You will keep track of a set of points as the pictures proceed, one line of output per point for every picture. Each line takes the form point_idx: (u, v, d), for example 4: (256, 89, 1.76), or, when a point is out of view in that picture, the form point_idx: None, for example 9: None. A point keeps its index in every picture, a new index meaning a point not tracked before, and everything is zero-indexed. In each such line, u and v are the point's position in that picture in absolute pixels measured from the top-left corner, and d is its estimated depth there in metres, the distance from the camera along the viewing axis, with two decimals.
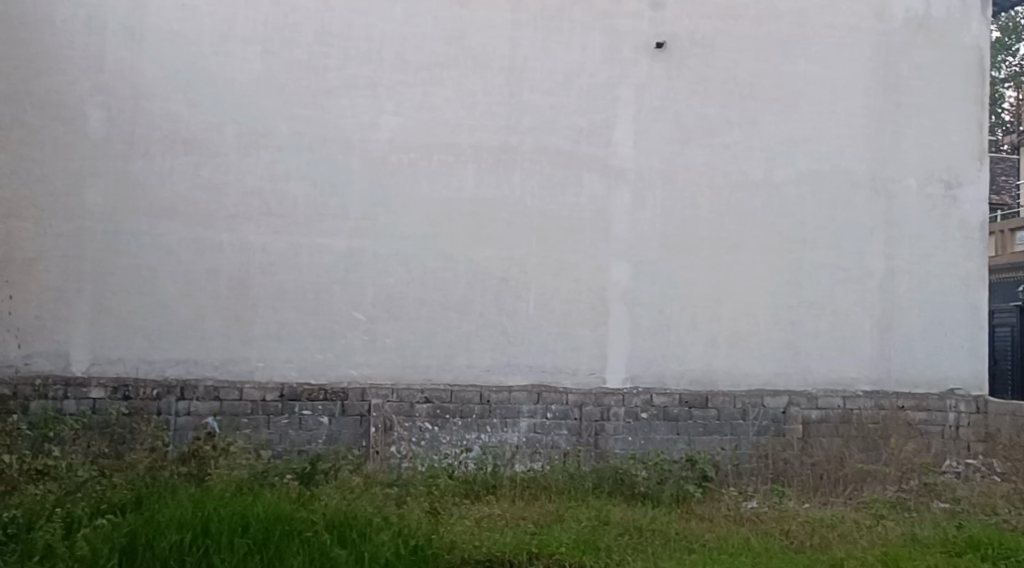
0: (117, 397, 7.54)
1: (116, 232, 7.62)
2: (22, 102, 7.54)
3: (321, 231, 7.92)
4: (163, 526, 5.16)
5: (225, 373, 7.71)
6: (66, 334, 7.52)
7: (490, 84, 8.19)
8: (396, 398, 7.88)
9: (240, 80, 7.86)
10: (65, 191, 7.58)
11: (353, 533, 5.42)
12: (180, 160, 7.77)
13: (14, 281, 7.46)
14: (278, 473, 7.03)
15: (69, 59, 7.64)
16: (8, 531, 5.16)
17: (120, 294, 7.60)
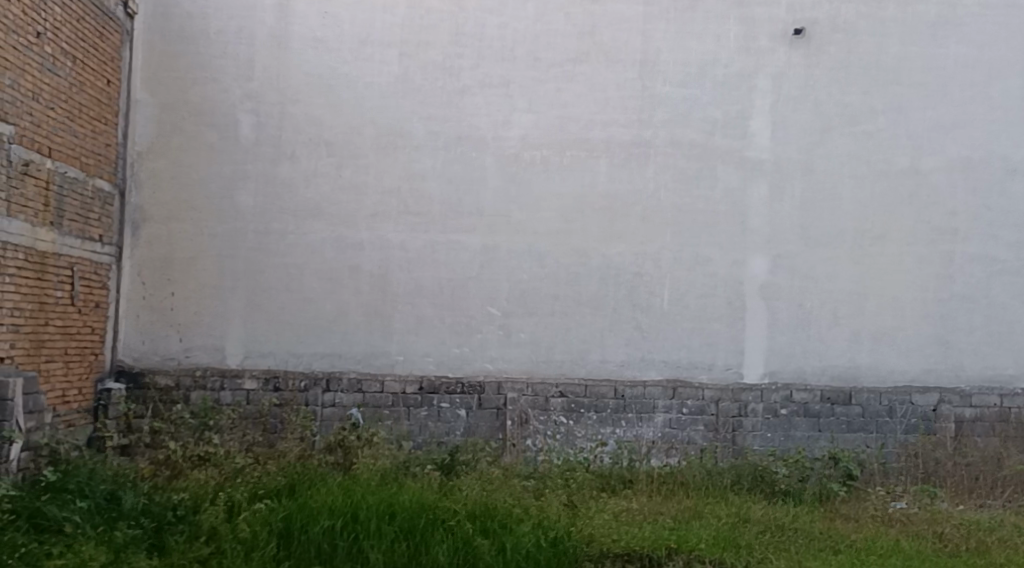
0: (268, 388, 7.89)
1: (266, 233, 8.02)
2: (181, 111, 8.03)
3: (458, 228, 8.09)
4: (316, 512, 5.40)
5: (367, 366, 7.99)
6: (221, 329, 7.96)
7: (622, 78, 8.17)
8: (531, 392, 7.96)
9: (378, 83, 8.11)
10: (220, 194, 8.02)
11: (495, 524, 5.54)
12: (324, 162, 8.08)
13: (175, 279, 7.97)
14: (419, 464, 7.24)
15: (222, 69, 8.06)
16: (176, 512, 5.48)
17: (270, 291, 7.99)
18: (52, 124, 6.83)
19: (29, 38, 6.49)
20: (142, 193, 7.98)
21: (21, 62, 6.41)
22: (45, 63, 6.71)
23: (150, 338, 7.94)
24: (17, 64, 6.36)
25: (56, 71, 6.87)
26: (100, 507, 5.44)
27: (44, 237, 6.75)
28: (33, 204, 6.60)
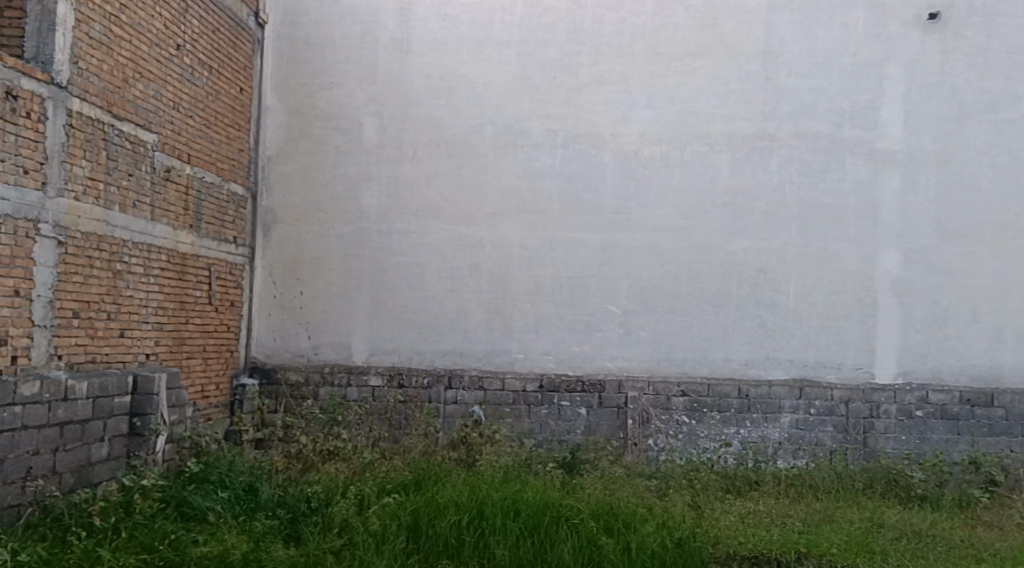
0: (393, 385, 8.04)
1: (389, 232, 8.19)
2: (308, 116, 8.31)
3: (577, 226, 8.08)
4: (443, 507, 5.48)
5: (488, 364, 8.07)
6: (347, 327, 8.18)
7: (745, 71, 7.99)
8: (652, 391, 7.87)
9: (497, 83, 8.18)
10: (345, 195, 8.25)
11: (619, 523, 5.51)
12: (444, 163, 8.19)
13: (304, 279, 8.25)
14: (541, 462, 7.27)
15: (346, 73, 8.29)
16: (310, 504, 5.66)
17: (394, 290, 8.16)
18: (191, 132, 7.15)
19: (170, 50, 6.81)
20: (273, 195, 8.30)
21: (163, 73, 6.73)
22: (185, 73, 7.03)
23: (281, 335, 8.24)
24: (159, 75, 6.68)
25: (194, 81, 7.18)
26: (240, 497, 5.67)
27: (185, 239, 7.08)
28: (174, 208, 6.93)
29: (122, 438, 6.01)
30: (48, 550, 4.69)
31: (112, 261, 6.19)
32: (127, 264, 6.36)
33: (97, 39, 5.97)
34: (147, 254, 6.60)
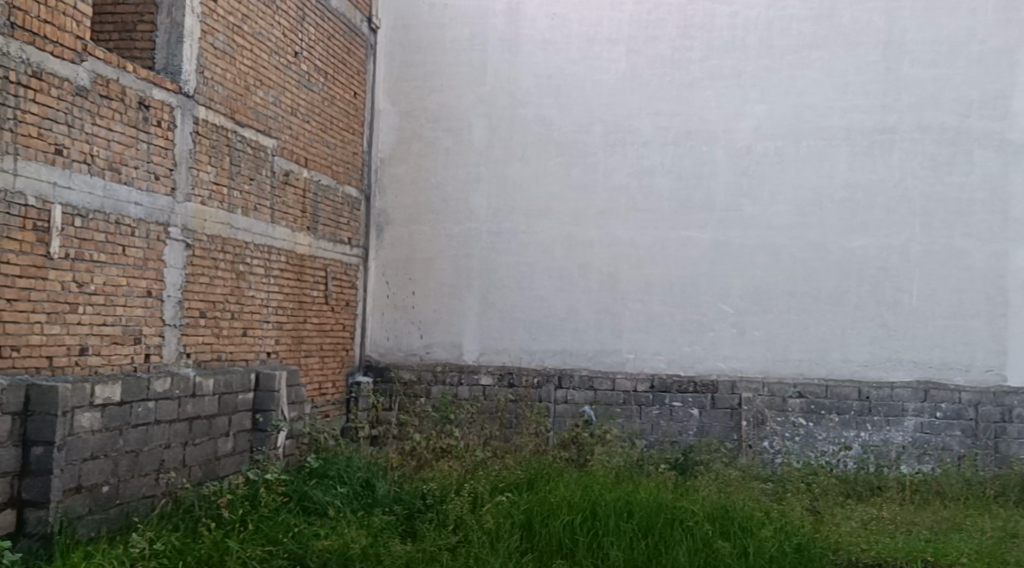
0: (503, 384, 8.09)
1: (498, 232, 8.25)
2: (420, 118, 8.46)
3: (688, 224, 7.95)
4: (556, 506, 5.47)
5: (598, 364, 8.03)
6: (458, 326, 8.28)
7: (864, 62, 7.73)
8: (767, 392, 7.68)
9: (606, 81, 8.13)
10: (455, 196, 8.35)
11: (736, 527, 5.40)
12: (553, 162, 8.19)
13: (416, 279, 8.39)
14: (653, 463, 7.18)
15: (457, 75, 8.40)
16: (426, 501, 5.73)
17: (504, 289, 8.22)
18: (308, 136, 7.36)
19: (288, 57, 7.02)
20: (386, 197, 8.48)
21: (282, 80, 6.95)
22: (302, 79, 7.23)
23: (394, 335, 8.40)
24: (278, 82, 6.89)
25: (311, 87, 7.39)
26: (357, 493, 5.81)
27: (302, 241, 7.29)
28: (293, 211, 7.14)
29: (246, 433, 6.24)
30: (180, 539, 4.79)
31: (235, 263, 6.42)
32: (249, 266, 6.59)
33: (221, 49, 6.19)
34: (268, 256, 6.83)
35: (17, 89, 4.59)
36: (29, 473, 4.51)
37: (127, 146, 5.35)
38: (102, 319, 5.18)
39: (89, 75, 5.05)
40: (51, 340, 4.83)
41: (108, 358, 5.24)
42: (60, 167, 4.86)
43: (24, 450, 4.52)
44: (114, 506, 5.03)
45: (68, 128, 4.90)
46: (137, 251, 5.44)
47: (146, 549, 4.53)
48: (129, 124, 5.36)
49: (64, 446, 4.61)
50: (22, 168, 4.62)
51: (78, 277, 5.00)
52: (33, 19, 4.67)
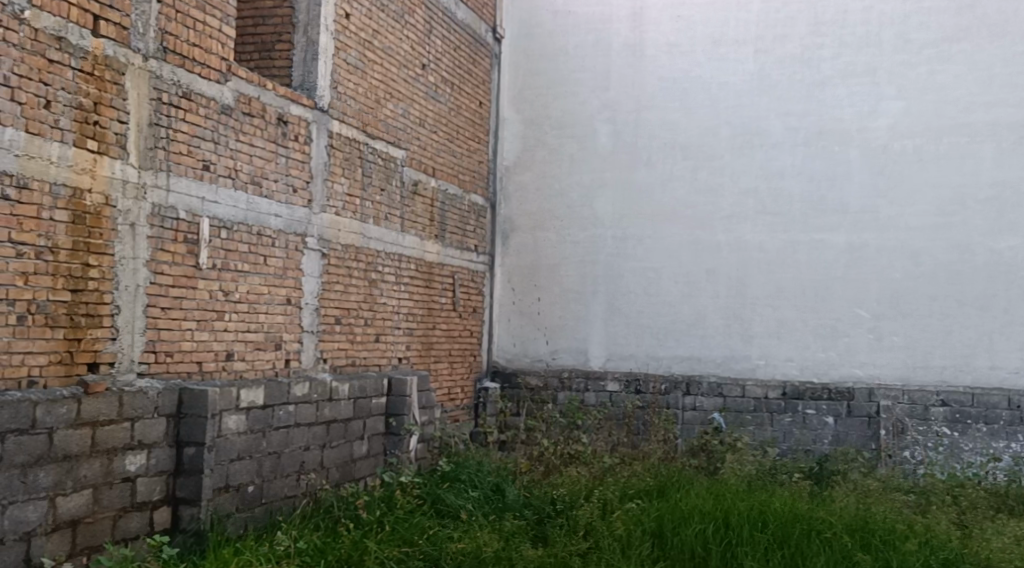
0: (630, 391, 8.04)
1: (624, 238, 8.22)
2: (544, 126, 8.52)
3: (820, 226, 7.73)
4: (687, 515, 5.39)
5: (728, 370, 7.89)
6: (584, 332, 8.30)
7: (1011, 53, 7.34)
8: (907, 400, 7.37)
9: (733, 83, 8.00)
10: (580, 202, 8.36)
11: (877, 539, 5.20)
12: (679, 166, 8.11)
13: (542, 285, 8.45)
14: (787, 472, 6.98)
15: (581, 82, 8.43)
16: (557, 506, 5.76)
17: (630, 295, 8.18)
18: (436, 146, 7.51)
19: (416, 70, 7.20)
20: (511, 205, 8.58)
21: (410, 93, 7.12)
22: (429, 91, 7.40)
23: (521, 340, 8.49)
24: (407, 94, 7.07)
25: (438, 98, 7.55)
26: (489, 498, 5.89)
27: (430, 249, 7.45)
28: (421, 220, 7.31)
29: (380, 437, 6.43)
30: (321, 539, 4.93)
31: (368, 271, 6.62)
32: (381, 274, 6.78)
33: (353, 64, 6.40)
34: (398, 263, 7.01)
35: (170, 110, 4.84)
36: (182, 472, 4.77)
37: (268, 160, 5.59)
38: (246, 326, 5.43)
39: (233, 94, 5.30)
40: (201, 347, 5.07)
41: (252, 363, 5.49)
42: (208, 182, 5.11)
43: (177, 451, 4.78)
44: (259, 505, 5.26)
45: (214, 146, 5.15)
46: (277, 261, 5.67)
47: (290, 547, 4.69)
48: (269, 139, 5.60)
49: (214, 447, 4.86)
50: (174, 185, 4.87)
51: (224, 286, 5.24)
52: (183, 43, 4.93)
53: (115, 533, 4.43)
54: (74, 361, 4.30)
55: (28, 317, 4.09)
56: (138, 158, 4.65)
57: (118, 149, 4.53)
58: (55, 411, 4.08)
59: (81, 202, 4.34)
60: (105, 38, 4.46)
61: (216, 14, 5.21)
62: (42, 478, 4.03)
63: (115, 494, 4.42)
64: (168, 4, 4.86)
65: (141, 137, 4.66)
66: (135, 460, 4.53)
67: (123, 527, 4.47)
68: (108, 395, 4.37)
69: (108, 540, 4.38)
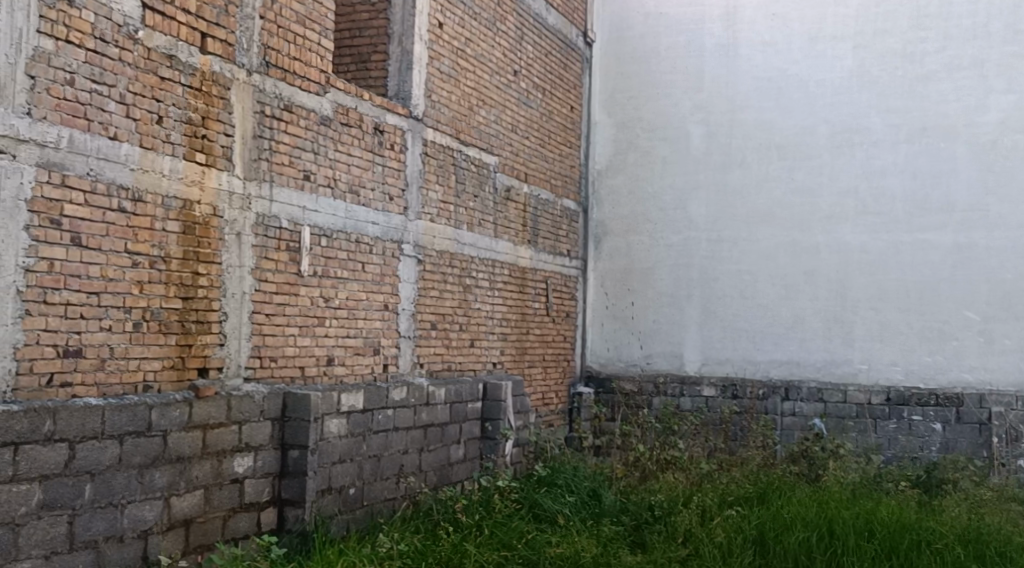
0: (727, 396, 7.93)
1: (719, 240, 8.10)
2: (636, 129, 8.47)
3: (925, 226, 7.48)
4: (790, 523, 5.26)
5: (828, 375, 7.70)
6: (679, 336, 8.21)
7: None
8: (1021, 406, 7.08)
9: (831, 80, 7.81)
10: (673, 205, 8.28)
11: (992, 551, 5.00)
12: (775, 166, 7.96)
13: (635, 289, 8.40)
14: (893, 479, 6.75)
15: (673, 83, 8.36)
16: (654, 512, 5.68)
17: (725, 298, 8.06)
18: (528, 151, 7.54)
19: (508, 76, 7.24)
20: (604, 209, 8.55)
21: (503, 99, 7.17)
22: (521, 97, 7.44)
23: (614, 345, 8.45)
24: (499, 100, 7.13)
25: (529, 103, 7.58)
26: (586, 503, 5.88)
27: (523, 254, 7.47)
28: (514, 225, 7.35)
29: (476, 441, 6.48)
30: (422, 542, 4.97)
31: (462, 277, 6.69)
32: (475, 279, 6.84)
33: (446, 73, 6.48)
34: (492, 269, 7.06)
35: (272, 122, 4.99)
36: (287, 474, 4.90)
37: (365, 169, 5.70)
38: (346, 332, 5.55)
39: (332, 105, 5.43)
40: (303, 352, 5.21)
41: (352, 368, 5.60)
42: (309, 191, 5.24)
43: (282, 454, 4.91)
44: (360, 507, 5.37)
45: (314, 156, 5.29)
46: (374, 267, 5.78)
47: (391, 549, 4.75)
48: (366, 149, 5.71)
49: (316, 450, 4.98)
50: (277, 195, 5.01)
51: (324, 293, 5.37)
52: (284, 57, 5.08)
53: (225, 532, 4.58)
54: (185, 365, 4.47)
55: (143, 324, 4.25)
56: (243, 169, 4.80)
57: (225, 161, 4.69)
58: (168, 414, 4.24)
59: (191, 213, 4.50)
60: (212, 54, 4.62)
61: (315, 27, 5.34)
62: (157, 479, 4.19)
63: (225, 495, 4.57)
64: (270, 20, 5.01)
65: (245, 149, 4.82)
66: (243, 462, 4.67)
67: (233, 527, 4.62)
68: (217, 399, 4.52)
69: (219, 539, 4.54)
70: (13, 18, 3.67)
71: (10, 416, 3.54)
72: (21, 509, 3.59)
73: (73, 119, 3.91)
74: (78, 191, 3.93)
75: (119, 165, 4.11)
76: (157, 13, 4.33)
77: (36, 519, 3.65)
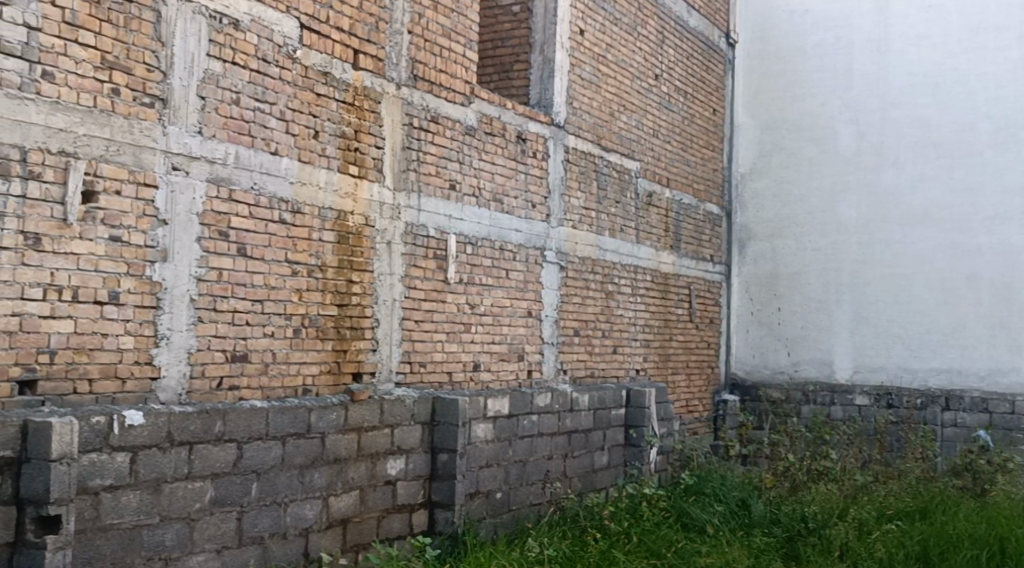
0: (881, 405, 7.61)
1: (871, 243, 7.78)
2: (782, 130, 8.26)
3: None
4: (956, 540, 4.99)
5: (993, 385, 7.28)
6: (829, 343, 7.94)
7: None
8: None
9: (994, 73, 7.40)
10: (821, 208, 8.02)
11: None
12: (932, 165, 7.59)
13: (781, 295, 8.18)
14: None
15: (820, 82, 8.10)
16: (808, 524, 5.48)
17: (879, 304, 7.73)
18: (670, 156, 7.47)
19: (650, 81, 7.20)
20: (747, 212, 8.36)
21: (644, 104, 7.14)
22: (663, 101, 7.37)
23: (760, 352, 8.25)
24: (641, 105, 7.09)
25: (671, 107, 7.50)
26: (734, 513, 5.76)
27: (666, 259, 7.40)
28: (656, 231, 7.29)
29: (620, 448, 6.46)
30: (570, 548, 4.96)
31: (605, 283, 6.68)
32: (618, 286, 6.82)
33: (588, 79, 6.50)
34: (634, 275, 7.02)
35: (420, 134, 5.13)
36: (437, 477, 5.01)
37: (509, 177, 5.78)
38: (491, 338, 5.64)
39: (477, 115, 5.54)
40: (451, 358, 5.31)
41: (498, 374, 5.68)
42: (455, 201, 5.35)
43: (432, 457, 5.02)
44: (508, 511, 5.44)
45: (460, 166, 5.39)
46: (518, 274, 5.84)
47: (541, 554, 4.77)
48: (510, 157, 5.79)
49: (465, 454, 5.06)
50: (425, 204, 5.14)
51: (471, 300, 5.47)
52: (431, 70, 5.21)
53: (380, 532, 4.73)
54: (341, 370, 4.64)
55: (303, 330, 4.44)
56: (393, 180, 4.96)
57: (376, 173, 4.85)
58: (326, 417, 4.40)
59: (346, 223, 4.67)
60: (364, 70, 4.78)
61: (460, 40, 5.46)
62: (317, 478, 4.36)
63: (379, 496, 4.71)
64: (418, 34, 5.15)
65: (395, 160, 4.96)
66: (395, 465, 4.80)
67: (386, 527, 4.76)
68: (371, 403, 4.66)
69: (374, 539, 4.68)
70: (186, 42, 3.89)
71: (185, 417, 3.74)
72: (196, 505, 3.79)
73: (239, 136, 4.12)
74: (244, 205, 4.14)
75: (279, 179, 4.31)
76: (314, 33, 4.51)
77: (208, 514, 3.85)
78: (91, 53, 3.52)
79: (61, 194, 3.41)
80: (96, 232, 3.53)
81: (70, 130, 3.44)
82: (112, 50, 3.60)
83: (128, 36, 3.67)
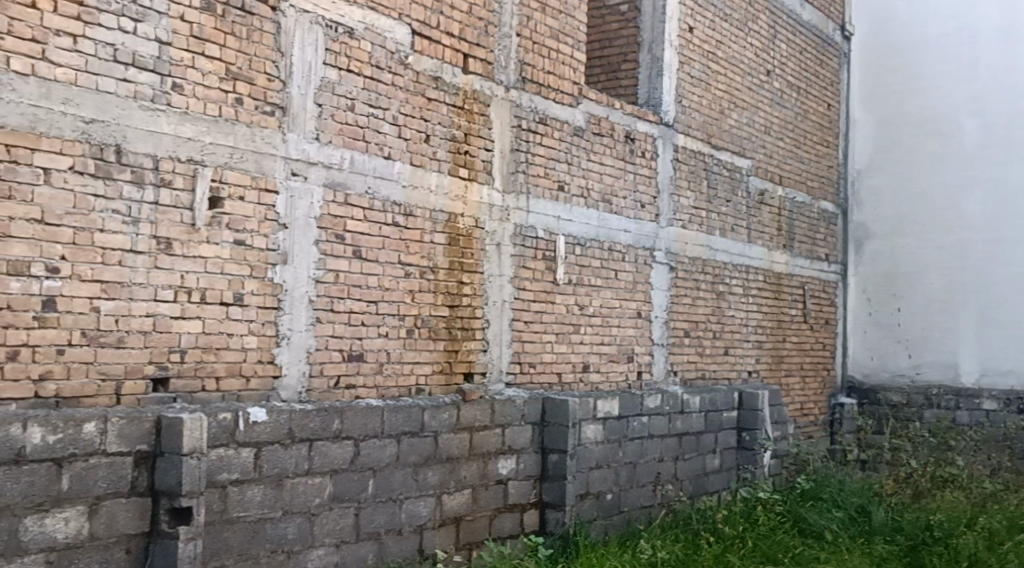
0: (1011, 410, 7.29)
1: (998, 241, 7.43)
2: (901, 124, 7.97)
3: None
4: None
5: None
6: (953, 345, 7.60)
7: None
8: None
9: None
10: (944, 204, 7.69)
11: None
12: None
13: (901, 294, 7.88)
14: None
15: (942, 73, 7.78)
16: (934, 534, 5.23)
17: (1008, 304, 7.38)
18: (783, 154, 7.30)
19: (761, 77, 7.05)
20: (864, 210, 8.09)
21: (756, 101, 7.00)
22: (775, 98, 7.21)
23: (878, 354, 7.95)
24: (752, 102, 6.95)
25: (784, 103, 7.33)
26: (854, 520, 5.59)
27: (779, 259, 7.24)
28: (769, 230, 7.13)
29: (733, 451, 6.34)
30: (682, 552, 4.88)
31: (716, 283, 6.57)
32: (729, 286, 6.70)
33: (697, 77, 6.41)
34: (746, 275, 6.88)
35: (529, 135, 5.16)
36: (547, 478, 5.02)
37: (617, 177, 5.75)
38: (601, 339, 5.62)
39: (585, 116, 5.53)
40: (560, 359, 5.32)
41: (607, 375, 5.66)
42: (564, 202, 5.36)
43: (542, 457, 5.03)
44: (619, 513, 5.41)
45: (568, 167, 5.40)
46: (627, 275, 5.81)
47: (654, 556, 4.73)
48: (618, 157, 5.77)
49: (575, 455, 5.06)
50: (534, 206, 5.17)
51: (580, 301, 5.47)
52: (539, 72, 5.24)
53: (492, 531, 4.78)
54: (453, 370, 4.70)
55: (415, 331, 4.51)
56: (503, 183, 5.00)
57: (485, 175, 4.90)
58: (439, 416, 4.47)
59: (457, 225, 4.74)
60: (473, 74, 4.84)
61: (568, 41, 5.46)
62: (430, 477, 4.43)
63: (491, 495, 4.76)
64: (526, 37, 5.18)
65: (505, 163, 5.01)
66: (506, 464, 4.84)
67: (498, 526, 4.81)
68: (482, 403, 4.71)
69: (487, 537, 4.74)
70: (304, 52, 4.01)
71: (304, 415, 3.85)
72: (315, 500, 3.91)
73: (354, 141, 4.23)
74: (359, 208, 4.24)
75: (392, 182, 4.40)
76: (424, 38, 4.59)
77: (328, 510, 3.96)
78: (217, 65, 3.67)
79: (190, 200, 3.57)
80: (221, 237, 3.68)
81: (197, 139, 3.60)
82: (235, 62, 3.75)
83: (250, 48, 3.81)
